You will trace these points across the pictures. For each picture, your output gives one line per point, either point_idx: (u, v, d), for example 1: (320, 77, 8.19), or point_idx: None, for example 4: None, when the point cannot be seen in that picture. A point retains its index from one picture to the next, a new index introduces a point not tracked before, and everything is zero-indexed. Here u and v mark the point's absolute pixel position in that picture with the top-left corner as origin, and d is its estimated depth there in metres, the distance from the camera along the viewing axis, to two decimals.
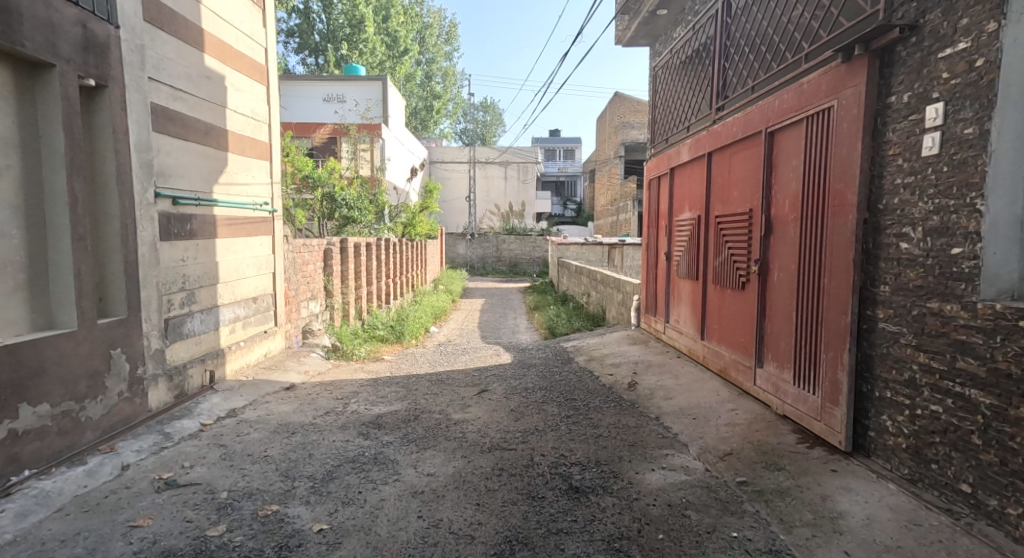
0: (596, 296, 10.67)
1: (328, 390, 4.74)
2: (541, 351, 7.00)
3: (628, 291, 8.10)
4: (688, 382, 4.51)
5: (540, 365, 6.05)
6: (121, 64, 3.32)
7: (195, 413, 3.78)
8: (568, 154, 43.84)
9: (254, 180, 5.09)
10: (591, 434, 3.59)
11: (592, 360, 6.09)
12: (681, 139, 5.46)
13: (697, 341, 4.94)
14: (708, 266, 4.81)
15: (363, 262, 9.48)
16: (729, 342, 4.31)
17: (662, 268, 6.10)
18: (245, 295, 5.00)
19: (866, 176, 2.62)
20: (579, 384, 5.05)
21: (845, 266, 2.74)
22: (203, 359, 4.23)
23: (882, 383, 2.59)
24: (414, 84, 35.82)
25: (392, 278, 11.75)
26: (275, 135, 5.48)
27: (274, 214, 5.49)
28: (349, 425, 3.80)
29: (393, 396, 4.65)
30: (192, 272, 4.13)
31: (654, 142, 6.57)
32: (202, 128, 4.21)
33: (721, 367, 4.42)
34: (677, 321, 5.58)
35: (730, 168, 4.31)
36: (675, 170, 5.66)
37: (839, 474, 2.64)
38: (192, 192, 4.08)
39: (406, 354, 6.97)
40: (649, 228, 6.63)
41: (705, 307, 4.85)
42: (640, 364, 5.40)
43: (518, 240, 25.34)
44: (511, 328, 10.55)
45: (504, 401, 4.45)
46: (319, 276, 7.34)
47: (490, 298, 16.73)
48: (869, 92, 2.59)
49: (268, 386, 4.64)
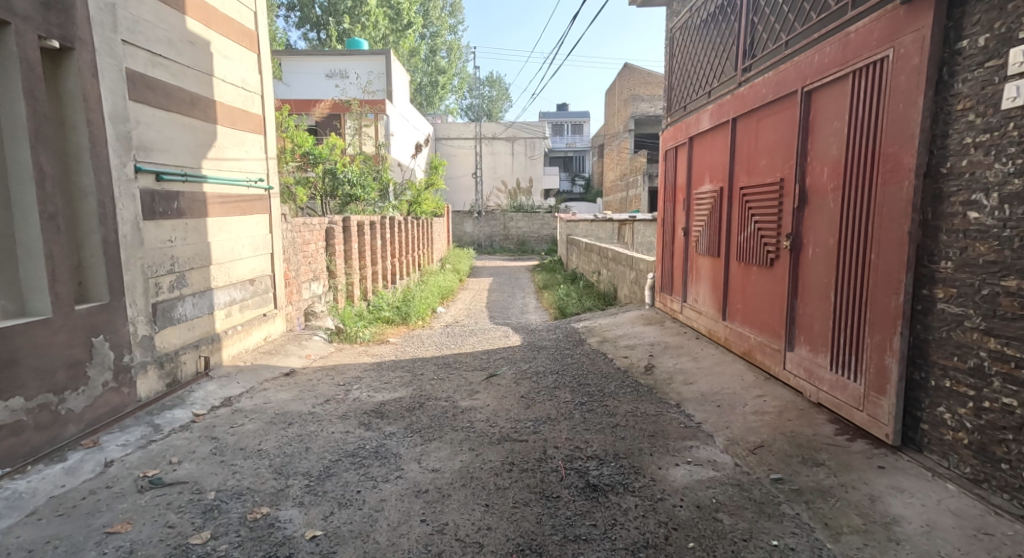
0: (607, 275, 10.39)
1: (330, 376, 4.52)
2: (552, 332, 6.74)
3: (641, 269, 7.81)
4: (710, 365, 4.25)
5: (551, 347, 5.80)
6: (90, 25, 3.03)
7: (188, 402, 3.56)
8: (575, 130, 43.22)
9: (248, 155, 4.83)
10: (607, 423, 3.35)
11: (606, 341, 5.83)
12: (701, 105, 5.13)
13: (718, 322, 4.67)
14: (730, 242, 4.53)
15: (367, 241, 9.22)
16: (754, 322, 4.05)
17: (680, 244, 5.80)
18: (243, 276, 4.76)
19: (927, 137, 2.33)
20: (594, 367, 4.79)
21: (899, 240, 2.46)
22: (196, 345, 4.00)
23: (938, 370, 2.33)
24: (419, 59, 35.20)
25: (397, 257, 11.49)
26: (269, 107, 5.20)
27: (270, 191, 5.24)
28: (350, 414, 3.58)
29: (397, 381, 4.42)
30: (182, 253, 3.88)
31: (670, 112, 6.24)
32: (186, 98, 3.92)
33: (745, 350, 4.16)
34: (696, 300, 5.31)
35: (756, 135, 4.00)
36: (694, 139, 5.34)
37: (888, 472, 2.38)
38: (178, 167, 3.82)
39: (412, 336, 6.75)
40: (665, 202, 6.33)
41: (727, 286, 4.58)
42: (656, 346, 5.14)
43: (526, 217, 24.99)
44: (520, 308, 10.31)
45: (514, 387, 4.20)
46: (322, 256, 7.08)
47: (497, 277, 16.49)
48: (935, 38, 2.29)
49: (267, 372, 4.42)
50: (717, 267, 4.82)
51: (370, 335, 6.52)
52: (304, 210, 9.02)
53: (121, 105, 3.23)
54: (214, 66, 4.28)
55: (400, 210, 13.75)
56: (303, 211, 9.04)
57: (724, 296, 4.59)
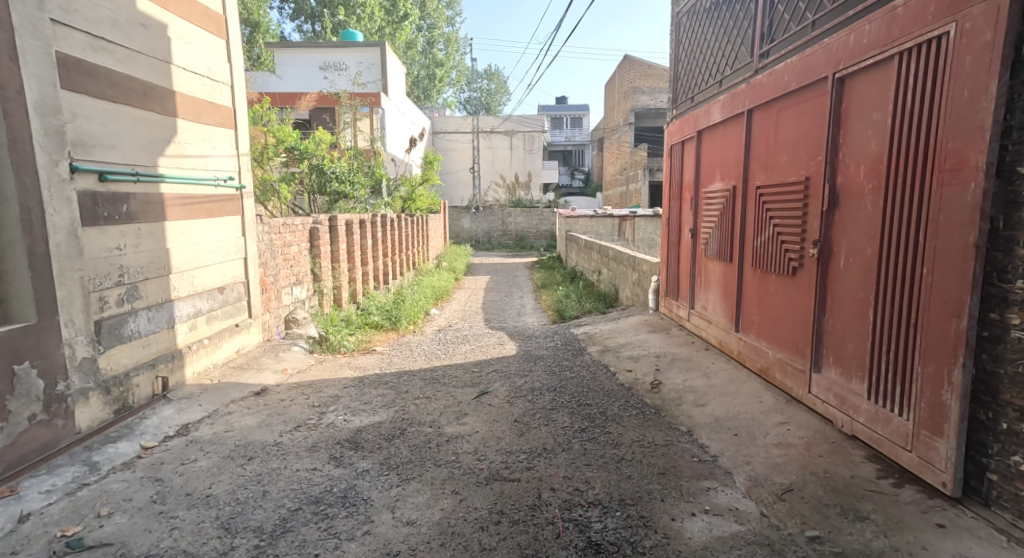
0: (608, 275, 9.99)
1: (304, 395, 4.11)
2: (550, 340, 6.33)
3: (644, 270, 7.40)
4: (723, 384, 3.85)
5: (549, 358, 5.39)
6: (7, 2, 2.61)
7: (137, 432, 3.16)
8: (575, 123, 42.73)
9: (215, 151, 4.41)
10: (610, 457, 2.97)
11: (607, 351, 5.42)
12: (711, 95, 4.71)
13: (730, 334, 4.27)
14: (744, 246, 4.12)
15: (357, 241, 8.80)
16: (772, 336, 3.65)
17: (687, 246, 5.39)
18: (210, 284, 4.35)
19: (1000, 131, 1.94)
20: (594, 382, 4.39)
21: (961, 253, 2.07)
22: (152, 365, 3.60)
23: (1013, 413, 1.96)
24: (416, 52, 34.65)
25: (390, 256, 11.07)
26: (240, 99, 4.78)
27: (242, 191, 4.82)
28: (321, 445, 3.18)
29: (378, 401, 4.02)
30: (133, 262, 3.47)
31: (675, 103, 5.81)
32: (138, 88, 3.50)
33: (762, 367, 3.76)
34: (706, 308, 4.90)
35: (776, 128, 3.59)
36: (702, 133, 4.92)
37: (950, 533, 2.01)
38: (128, 166, 3.41)
39: (401, 344, 6.34)
40: (670, 201, 5.91)
41: (740, 295, 4.17)
42: (662, 358, 4.73)
43: (525, 213, 24.54)
44: (516, 310, 9.91)
45: (506, 408, 3.80)
46: (304, 259, 6.67)
47: (494, 275, 16.07)
48: (1013, 11, 1.89)
49: (234, 392, 4.01)
50: (729, 273, 4.41)
51: (355, 343, 6.11)
52: (290, 209, 8.62)
53: (50, 95, 2.82)
54: (172, 52, 3.86)
55: (394, 207, 13.32)
56: (290, 210, 8.65)
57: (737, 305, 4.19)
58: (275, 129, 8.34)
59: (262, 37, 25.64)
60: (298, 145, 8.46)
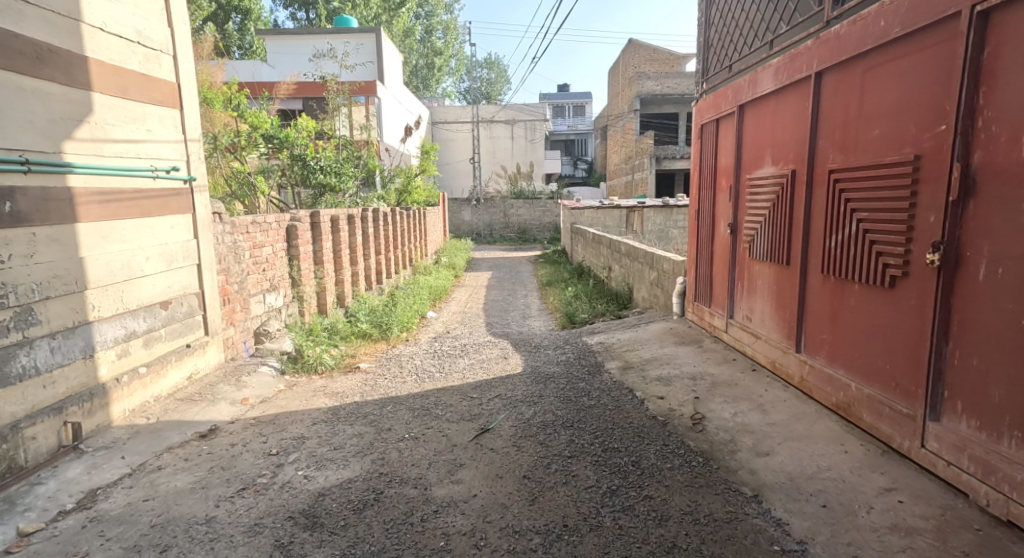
0: (620, 273, 9.17)
1: (262, 436, 3.32)
2: (561, 351, 5.52)
3: (665, 269, 6.58)
4: (788, 422, 3.05)
5: (561, 377, 4.58)
6: None
7: (22, 507, 2.39)
8: (578, 111, 41.71)
9: (152, 136, 3.60)
10: (657, 545, 2.19)
11: (630, 368, 4.61)
12: (757, 60, 3.88)
13: (789, 354, 3.49)
14: (805, 246, 3.33)
15: (344, 239, 7.97)
16: (851, 363, 2.87)
17: (724, 244, 4.57)
18: (146, 298, 3.53)
19: None
20: (620, 415, 3.60)
21: None
22: (59, 409, 2.81)
23: None
24: (414, 40, 33.69)
25: (384, 254, 10.24)
26: (186, 73, 3.97)
27: (191, 183, 4.01)
28: (267, 523, 2.40)
29: (352, 446, 3.23)
30: (25, 279, 2.69)
31: (705, 76, 4.97)
32: (28, 50, 2.72)
33: (837, 400, 2.97)
34: (750, 318, 4.10)
35: (859, 94, 2.79)
36: (745, 106, 4.10)
37: None
38: (15, 151, 2.66)
39: (389, 358, 5.54)
40: (700, 190, 5.07)
41: (800, 306, 3.39)
42: (700, 381, 3.93)
43: (527, 205, 23.69)
44: (521, 311, 9.10)
45: (513, 457, 3.01)
46: (279, 262, 5.85)
47: (496, 271, 15.25)
48: None
49: (173, 434, 3.21)
50: (783, 278, 3.62)
51: (337, 359, 5.30)
52: (271, 204, 7.86)
53: None
54: (82, 6, 3.06)
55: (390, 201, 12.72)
56: (270, 205, 7.91)
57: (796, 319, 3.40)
58: (253, 114, 7.51)
59: (253, 25, 24.59)
60: (279, 133, 7.63)
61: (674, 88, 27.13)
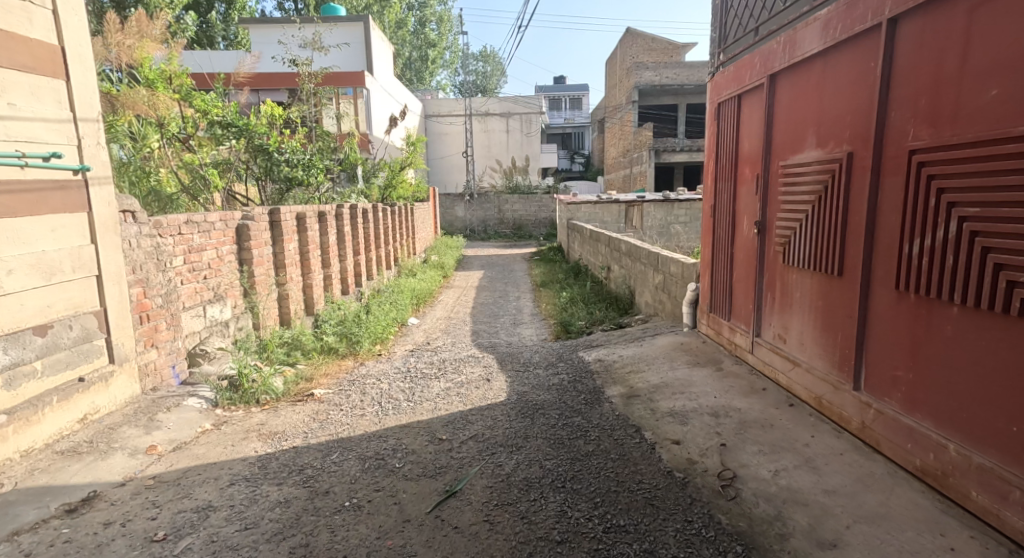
0: (620, 274, 8.37)
1: (153, 504, 2.54)
2: (553, 371, 4.70)
3: (672, 272, 5.78)
4: (852, 491, 2.26)
5: (552, 409, 3.77)
6: None
7: None
8: (574, 104, 40.79)
9: (14, 111, 2.88)
10: None
11: (635, 396, 3.80)
12: (795, 16, 3.08)
13: (838, 391, 2.72)
14: (860, 252, 2.54)
15: (311, 238, 7.15)
16: (943, 413, 2.13)
17: (748, 246, 3.79)
18: (8, 323, 2.84)
19: None
20: (629, 469, 2.79)
21: None
22: None
23: None
24: (406, 32, 32.85)
25: (363, 254, 9.42)
26: (77, 33, 3.23)
27: (84, 172, 3.24)
28: None
29: (271, 521, 2.44)
30: None
31: (723, 44, 4.15)
32: None
33: (923, 463, 2.20)
34: (783, 339, 3.32)
35: (966, 43, 2.02)
36: (777, 75, 3.31)
37: None
38: None
39: (353, 381, 4.75)
40: (717, 181, 4.27)
41: (852, 330, 2.61)
42: (724, 419, 3.13)
43: (522, 199, 22.89)
44: (512, 317, 8.30)
45: (477, 546, 2.25)
46: (220, 267, 5.03)
47: (489, 270, 14.44)
48: None
49: (29, 507, 2.43)
50: (828, 293, 2.84)
51: (286, 386, 4.51)
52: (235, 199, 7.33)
53: None
54: None
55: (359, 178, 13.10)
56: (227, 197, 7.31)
57: (848, 347, 2.62)
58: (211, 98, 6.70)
59: (238, 14, 23.62)
60: (240, 120, 6.84)
61: (673, 77, 26.33)
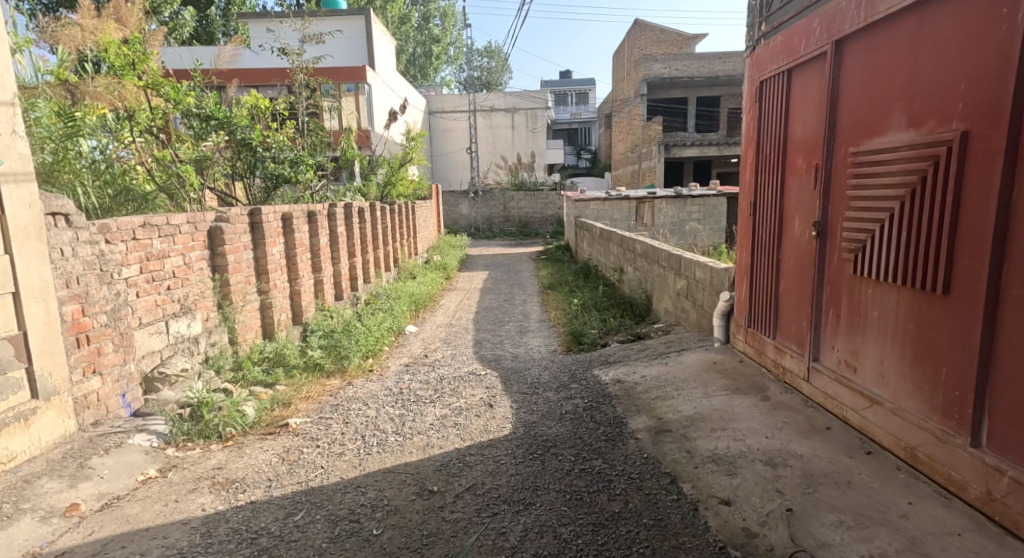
0: (635, 277, 7.75)
1: None
2: (566, 396, 4.08)
3: (696, 277, 5.17)
4: None
5: (566, 448, 3.18)
6: None
7: None
8: (580, 100, 40.08)
9: None
10: None
11: (666, 433, 3.19)
12: None
13: (942, 444, 2.12)
14: (985, 267, 1.94)
15: (299, 241, 6.57)
16: None
17: (800, 251, 3.18)
18: None
19: None
20: (667, 545, 2.20)
21: None
22: None
23: None
24: (409, 27, 32.18)
25: (358, 256, 8.82)
26: None
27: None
28: None
29: None
30: None
31: (766, 12, 3.51)
32: None
33: None
34: (850, 367, 2.72)
35: None
36: (844, 43, 2.69)
37: None
38: None
39: (335, 407, 4.16)
40: (759, 174, 3.66)
41: (967, 368, 2.02)
42: (783, 470, 2.52)
43: (528, 197, 22.26)
44: (518, 324, 7.71)
45: None
46: (187, 276, 4.44)
47: (493, 271, 13.82)
48: None
49: None
50: (919, 316, 2.24)
51: (255, 413, 3.89)
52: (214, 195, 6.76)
53: None
54: None
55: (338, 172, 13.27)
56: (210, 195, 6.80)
57: (960, 389, 2.03)
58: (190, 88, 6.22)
59: (237, 9, 22.94)
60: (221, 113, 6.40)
61: (683, 70, 25.73)
